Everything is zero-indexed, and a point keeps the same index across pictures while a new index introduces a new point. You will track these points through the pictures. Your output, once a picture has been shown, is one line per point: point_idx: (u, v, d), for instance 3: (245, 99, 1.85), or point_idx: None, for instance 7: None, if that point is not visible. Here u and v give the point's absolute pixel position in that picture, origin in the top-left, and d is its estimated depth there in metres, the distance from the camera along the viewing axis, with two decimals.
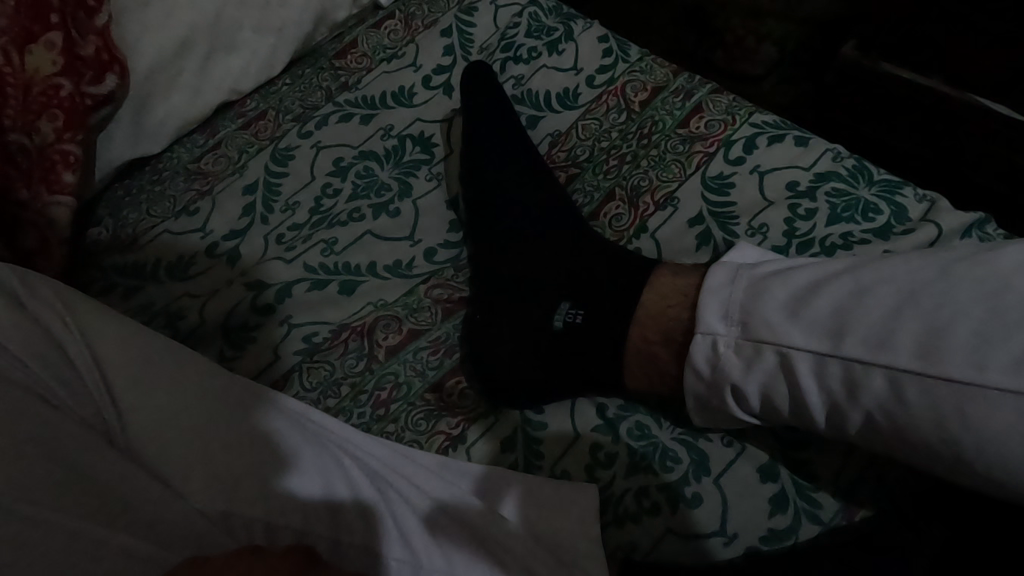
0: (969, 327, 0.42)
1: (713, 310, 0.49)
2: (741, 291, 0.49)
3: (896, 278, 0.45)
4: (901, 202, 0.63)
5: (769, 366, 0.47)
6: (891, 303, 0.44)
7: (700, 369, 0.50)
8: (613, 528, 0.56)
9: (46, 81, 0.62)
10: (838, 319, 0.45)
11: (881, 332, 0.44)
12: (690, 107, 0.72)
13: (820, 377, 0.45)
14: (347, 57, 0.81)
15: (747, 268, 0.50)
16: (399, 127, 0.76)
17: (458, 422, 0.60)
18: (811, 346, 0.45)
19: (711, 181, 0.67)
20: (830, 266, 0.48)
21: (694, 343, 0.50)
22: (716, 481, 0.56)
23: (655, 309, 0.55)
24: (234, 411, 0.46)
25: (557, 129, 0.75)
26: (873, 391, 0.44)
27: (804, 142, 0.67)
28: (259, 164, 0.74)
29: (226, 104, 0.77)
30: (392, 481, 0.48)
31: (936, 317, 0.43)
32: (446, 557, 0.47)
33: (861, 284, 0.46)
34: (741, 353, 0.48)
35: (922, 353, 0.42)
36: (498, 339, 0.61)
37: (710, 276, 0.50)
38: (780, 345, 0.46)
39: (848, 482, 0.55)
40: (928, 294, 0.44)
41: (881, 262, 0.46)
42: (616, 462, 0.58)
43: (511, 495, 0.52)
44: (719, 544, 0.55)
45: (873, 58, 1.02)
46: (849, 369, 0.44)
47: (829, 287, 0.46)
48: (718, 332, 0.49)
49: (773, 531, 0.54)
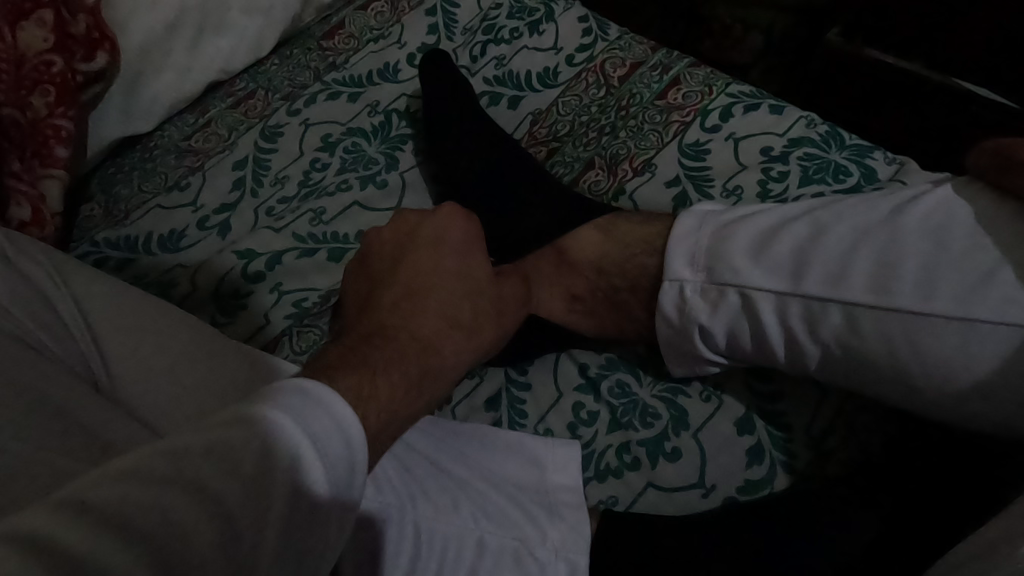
0: (919, 260, 0.44)
1: (679, 257, 0.51)
2: (707, 236, 0.51)
3: (851, 220, 0.47)
4: (871, 164, 0.65)
5: (733, 307, 0.49)
6: (848, 241, 0.46)
7: (668, 313, 0.52)
8: (596, 483, 0.58)
9: (37, 57, 0.64)
10: (797, 260, 0.47)
11: (839, 268, 0.46)
12: (668, 80, 0.74)
13: (782, 315, 0.47)
14: (334, 37, 0.82)
15: (714, 213, 0.52)
16: (385, 103, 0.78)
17: None
18: (772, 286, 0.47)
19: (688, 148, 0.69)
20: (788, 211, 0.50)
21: (663, 290, 0.51)
22: (694, 436, 0.58)
23: (620, 257, 0.57)
24: (219, 364, 0.46)
25: (538, 108, 0.76)
26: (832, 326, 0.46)
27: (779, 111, 0.70)
28: (248, 141, 0.75)
29: (216, 83, 0.78)
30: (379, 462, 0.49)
31: (889, 252, 0.45)
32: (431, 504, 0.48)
33: (818, 227, 0.48)
34: (707, 296, 0.50)
35: (876, 287, 0.44)
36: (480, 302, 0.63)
37: (678, 225, 0.52)
38: (744, 285, 0.48)
39: (817, 434, 0.57)
40: (879, 231, 0.46)
41: (838, 205, 0.49)
42: (597, 420, 0.60)
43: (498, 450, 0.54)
44: (698, 496, 0.56)
45: (857, 45, 1.05)
46: (808, 306, 0.46)
47: (791, 229, 0.48)
48: (685, 277, 0.50)
49: (749, 481, 0.56)
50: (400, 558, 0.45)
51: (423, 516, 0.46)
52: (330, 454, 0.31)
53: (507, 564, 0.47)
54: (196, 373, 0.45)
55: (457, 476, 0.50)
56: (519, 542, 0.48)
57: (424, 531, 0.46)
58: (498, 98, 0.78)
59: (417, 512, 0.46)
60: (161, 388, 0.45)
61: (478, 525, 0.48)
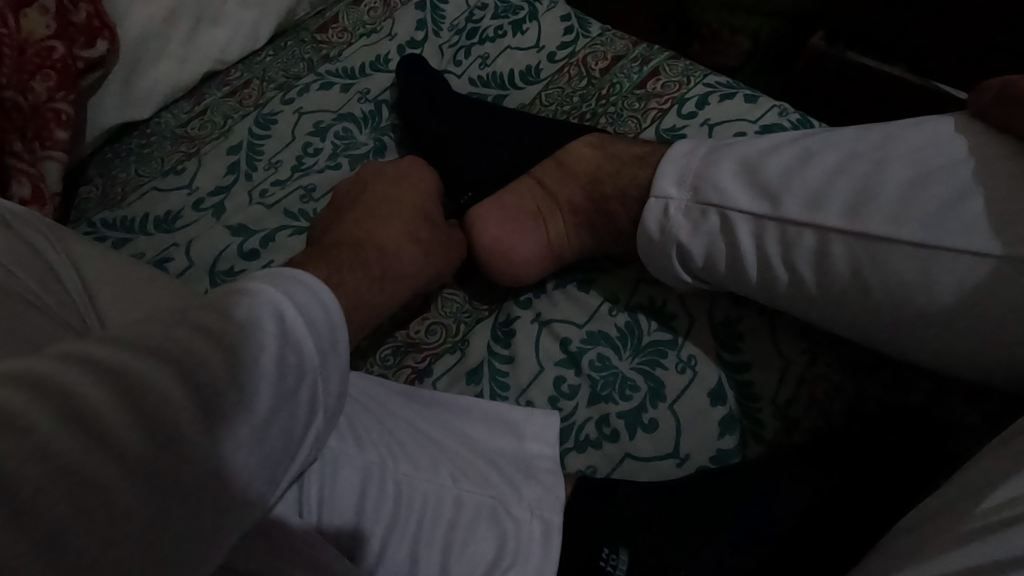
0: (895, 186, 0.46)
1: (669, 176, 0.54)
2: (698, 160, 0.54)
3: (838, 145, 0.49)
4: None
5: (712, 226, 0.52)
6: (829, 167, 0.49)
7: (651, 230, 0.55)
8: (575, 453, 0.60)
9: (40, 43, 0.66)
10: (776, 178, 0.50)
11: (817, 193, 0.48)
12: (648, 71, 0.77)
13: (757, 238, 0.50)
14: (328, 31, 0.85)
15: (708, 142, 0.55)
16: (375, 92, 0.81)
17: (424, 357, 0.65)
18: (751, 208, 0.50)
19: (665, 133, 0.72)
20: (782, 138, 0.52)
21: (648, 206, 0.55)
22: (671, 407, 0.60)
23: (612, 170, 0.62)
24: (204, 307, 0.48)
25: (522, 102, 0.79)
26: (802, 251, 0.48)
27: (753, 100, 0.73)
28: (243, 128, 0.77)
29: (212, 73, 0.81)
30: (364, 424, 0.51)
31: (868, 177, 0.47)
32: (413, 462, 0.51)
33: (806, 152, 0.50)
34: (689, 216, 0.53)
35: (849, 211, 0.47)
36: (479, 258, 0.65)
37: (674, 148, 0.55)
38: (724, 206, 0.51)
39: (785, 403, 0.59)
40: (865, 156, 0.48)
41: (830, 134, 0.51)
42: (578, 393, 0.62)
43: (481, 421, 0.56)
44: (672, 465, 0.59)
45: (840, 49, 1.08)
46: (783, 230, 0.49)
47: (779, 154, 0.51)
48: (670, 196, 0.54)
49: (721, 450, 0.59)
50: (382, 512, 0.49)
51: (405, 474, 0.50)
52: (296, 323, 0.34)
53: (484, 522, 0.50)
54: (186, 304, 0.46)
55: (440, 442, 0.53)
56: (496, 500, 0.51)
57: (404, 487, 0.49)
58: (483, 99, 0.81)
59: (398, 470, 0.50)
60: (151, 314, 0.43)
61: (455, 483, 0.50)
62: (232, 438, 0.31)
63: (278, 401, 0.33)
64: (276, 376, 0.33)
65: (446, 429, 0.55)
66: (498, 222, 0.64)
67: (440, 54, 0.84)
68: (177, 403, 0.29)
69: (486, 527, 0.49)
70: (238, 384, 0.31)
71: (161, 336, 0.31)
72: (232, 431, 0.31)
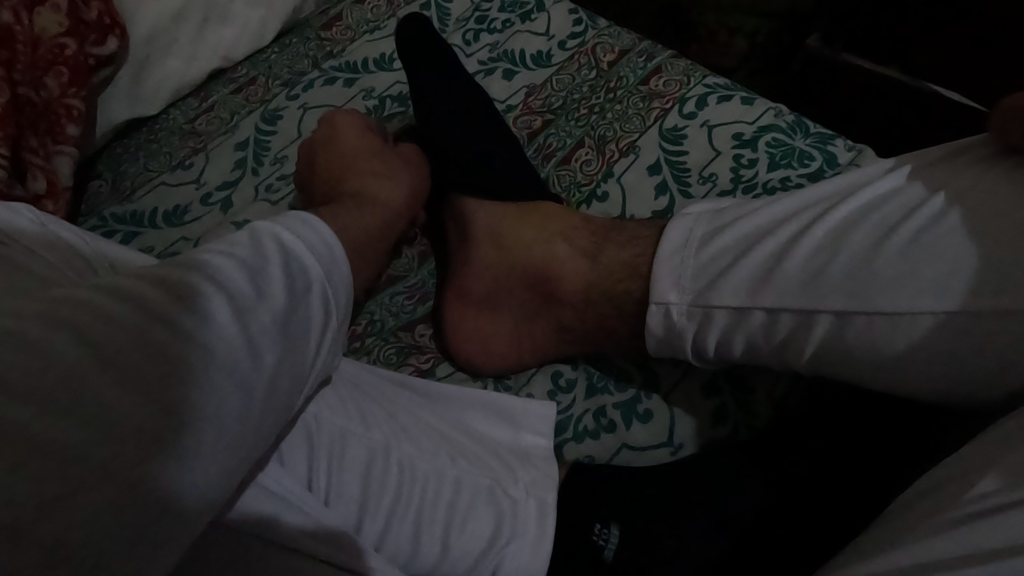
0: (889, 260, 0.48)
1: (666, 279, 0.54)
2: (691, 256, 0.54)
3: (824, 223, 0.51)
4: (832, 150, 0.70)
5: (722, 322, 0.53)
6: (821, 249, 0.50)
7: (657, 331, 0.56)
8: (572, 443, 0.62)
9: (52, 41, 0.67)
10: (768, 271, 0.51)
11: (815, 280, 0.50)
12: (651, 68, 0.79)
13: (769, 324, 0.52)
14: (332, 28, 0.86)
15: (696, 227, 0.55)
16: (380, 89, 0.82)
17: (428, 358, 0.66)
18: (760, 303, 0.51)
19: (667, 133, 0.74)
20: (765, 219, 0.53)
21: (649, 311, 0.56)
22: (665, 399, 0.62)
23: (605, 287, 0.59)
24: None
25: (531, 82, 0.80)
26: (819, 330, 0.50)
27: (750, 102, 0.75)
28: (250, 124, 0.79)
29: (218, 71, 0.82)
30: (374, 415, 0.53)
31: (861, 254, 0.49)
32: (418, 446, 0.52)
33: (794, 237, 0.51)
34: (692, 317, 0.54)
35: (852, 294, 0.48)
36: (482, 314, 0.66)
37: (666, 239, 0.56)
38: (731, 307, 0.52)
39: (781, 395, 0.60)
40: (848, 240, 0.49)
41: (811, 213, 0.52)
42: (575, 387, 0.64)
43: (482, 416, 0.59)
44: (666, 453, 0.61)
45: (835, 50, 1.10)
46: (793, 320, 0.51)
47: (767, 241, 0.52)
48: (670, 300, 0.54)
49: (714, 439, 0.60)
50: (386, 492, 0.50)
51: (407, 454, 0.51)
52: (285, 253, 0.37)
53: (483, 501, 0.51)
54: None
55: (449, 435, 0.55)
56: (494, 480, 0.53)
57: (407, 465, 0.51)
58: (493, 70, 0.81)
59: (402, 451, 0.51)
60: None
61: (455, 465, 0.52)
62: (257, 333, 0.34)
63: (270, 318, 0.34)
64: (286, 287, 0.36)
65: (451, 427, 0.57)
66: (495, 335, 0.65)
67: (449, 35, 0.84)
68: (199, 294, 0.33)
69: (485, 508, 0.51)
70: (255, 289, 0.35)
71: (196, 256, 0.35)
72: (252, 326, 0.34)
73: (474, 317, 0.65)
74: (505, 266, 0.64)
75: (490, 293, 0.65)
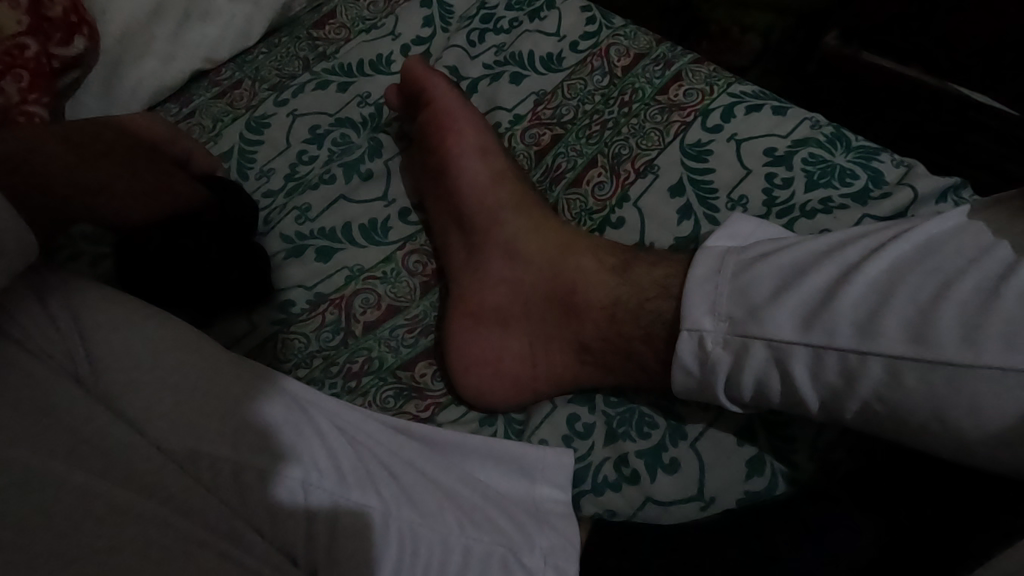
0: (958, 300, 0.41)
1: (700, 304, 0.48)
2: (726, 281, 0.48)
3: (882, 253, 0.44)
4: (877, 167, 0.64)
5: (759, 359, 0.46)
6: (880, 283, 0.43)
7: (687, 363, 0.49)
8: (591, 496, 0.56)
9: (9, 40, 0.60)
10: (818, 305, 0.44)
11: (869, 318, 0.42)
12: (670, 75, 0.72)
13: (815, 368, 0.44)
14: (324, 27, 0.78)
15: (733, 252, 0.49)
16: (376, 95, 0.74)
17: (427, 405, 0.59)
18: (805, 340, 0.44)
19: (689, 149, 0.67)
20: (814, 247, 0.47)
21: (681, 339, 0.49)
22: (693, 446, 0.56)
23: (632, 303, 0.53)
24: (215, 398, 0.45)
25: (542, 88, 0.73)
26: (871, 380, 0.43)
27: (782, 112, 0.68)
28: (234, 133, 0.72)
29: (200, 73, 0.75)
30: (370, 470, 0.46)
31: (925, 292, 0.42)
32: (416, 511, 0.45)
33: (848, 266, 0.44)
34: (728, 347, 0.47)
35: (913, 337, 0.41)
36: (488, 339, 0.59)
37: (696, 266, 0.49)
38: (771, 339, 0.45)
39: (825, 447, 0.55)
40: (906, 276, 0.43)
41: (866, 240, 0.45)
42: (594, 432, 0.58)
43: (493, 469, 0.53)
44: (696, 509, 0.54)
45: (854, 48, 1.00)
46: (844, 361, 0.43)
47: (817, 268, 0.45)
48: (705, 327, 0.48)
49: (750, 493, 0.54)
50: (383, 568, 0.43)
51: (408, 524, 0.44)
52: None
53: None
54: (168, 358, 0.46)
55: (452, 491, 0.48)
56: (507, 549, 0.46)
57: (409, 538, 0.44)
58: (499, 76, 0.74)
59: (401, 520, 0.44)
60: (151, 363, 0.45)
61: (463, 532, 0.45)
62: None
63: None
64: None
65: (455, 480, 0.49)
66: (505, 360, 0.58)
67: (451, 38, 0.77)
68: None
69: None
70: None
71: None
72: None
73: (482, 332, 0.59)
74: (523, 283, 0.58)
75: (501, 311, 0.59)
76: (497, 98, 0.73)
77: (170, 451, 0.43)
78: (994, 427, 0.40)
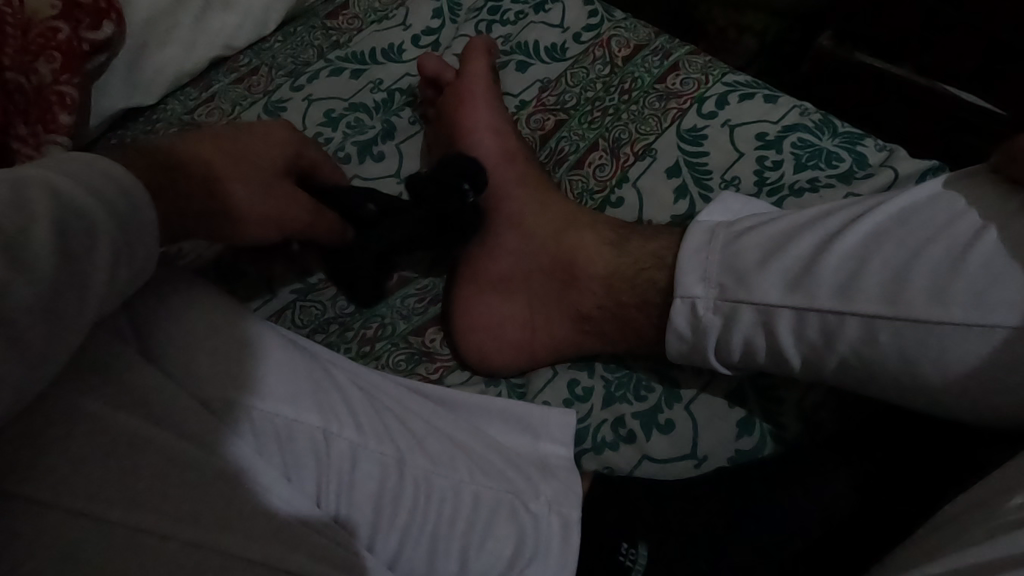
0: (929, 264, 0.45)
1: (692, 272, 0.52)
2: (716, 250, 0.51)
3: (861, 223, 0.47)
4: (862, 151, 0.68)
5: (748, 321, 0.50)
6: (861, 250, 0.46)
7: (681, 327, 0.53)
8: (591, 454, 0.60)
9: (44, 23, 0.64)
10: (803, 269, 0.48)
11: (848, 281, 0.46)
12: (668, 65, 0.76)
13: (798, 328, 0.48)
14: (338, 17, 0.82)
15: (722, 226, 0.53)
16: (388, 81, 0.78)
17: (437, 367, 0.63)
18: (789, 302, 0.48)
19: (685, 134, 0.71)
20: (799, 218, 0.50)
21: (674, 306, 0.52)
22: (687, 408, 0.59)
23: (629, 274, 0.57)
24: (238, 352, 0.47)
25: (545, 76, 0.77)
26: (849, 337, 0.47)
27: (774, 100, 0.72)
28: (252, 116, 0.75)
29: (219, 60, 0.79)
30: (385, 421, 0.49)
31: (899, 257, 0.45)
32: (430, 459, 0.49)
33: (828, 233, 0.48)
34: (719, 311, 0.51)
35: (888, 297, 0.45)
36: (496, 307, 0.62)
37: (687, 238, 0.53)
38: (757, 302, 0.49)
39: (810, 406, 0.58)
40: (883, 242, 0.46)
41: (847, 210, 0.49)
42: (593, 395, 0.61)
43: (500, 425, 0.57)
44: (690, 466, 0.58)
45: (848, 49, 1.02)
46: (825, 321, 0.47)
47: (801, 237, 0.49)
48: (696, 293, 0.51)
49: (740, 451, 0.58)
50: (399, 508, 0.47)
51: (421, 469, 0.48)
52: None
53: (503, 518, 0.48)
54: (193, 312, 0.48)
55: (462, 442, 0.52)
56: (515, 495, 0.49)
57: (425, 483, 0.48)
58: (507, 64, 0.78)
59: (416, 468, 0.48)
60: (178, 320, 0.48)
61: (473, 480, 0.49)
62: None
63: None
64: None
65: (466, 435, 0.53)
66: (510, 325, 0.62)
67: (461, 28, 0.81)
68: None
69: (506, 524, 0.48)
70: None
71: None
72: None
73: (488, 300, 0.62)
74: (528, 256, 0.62)
75: (506, 282, 0.62)
76: (504, 84, 0.77)
77: (198, 396, 0.45)
78: (958, 377, 0.45)
